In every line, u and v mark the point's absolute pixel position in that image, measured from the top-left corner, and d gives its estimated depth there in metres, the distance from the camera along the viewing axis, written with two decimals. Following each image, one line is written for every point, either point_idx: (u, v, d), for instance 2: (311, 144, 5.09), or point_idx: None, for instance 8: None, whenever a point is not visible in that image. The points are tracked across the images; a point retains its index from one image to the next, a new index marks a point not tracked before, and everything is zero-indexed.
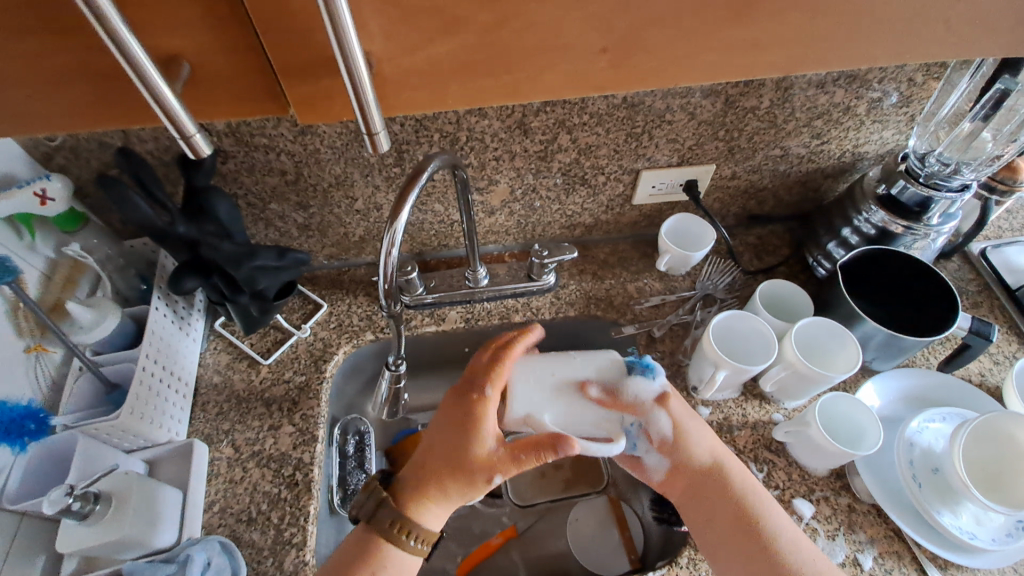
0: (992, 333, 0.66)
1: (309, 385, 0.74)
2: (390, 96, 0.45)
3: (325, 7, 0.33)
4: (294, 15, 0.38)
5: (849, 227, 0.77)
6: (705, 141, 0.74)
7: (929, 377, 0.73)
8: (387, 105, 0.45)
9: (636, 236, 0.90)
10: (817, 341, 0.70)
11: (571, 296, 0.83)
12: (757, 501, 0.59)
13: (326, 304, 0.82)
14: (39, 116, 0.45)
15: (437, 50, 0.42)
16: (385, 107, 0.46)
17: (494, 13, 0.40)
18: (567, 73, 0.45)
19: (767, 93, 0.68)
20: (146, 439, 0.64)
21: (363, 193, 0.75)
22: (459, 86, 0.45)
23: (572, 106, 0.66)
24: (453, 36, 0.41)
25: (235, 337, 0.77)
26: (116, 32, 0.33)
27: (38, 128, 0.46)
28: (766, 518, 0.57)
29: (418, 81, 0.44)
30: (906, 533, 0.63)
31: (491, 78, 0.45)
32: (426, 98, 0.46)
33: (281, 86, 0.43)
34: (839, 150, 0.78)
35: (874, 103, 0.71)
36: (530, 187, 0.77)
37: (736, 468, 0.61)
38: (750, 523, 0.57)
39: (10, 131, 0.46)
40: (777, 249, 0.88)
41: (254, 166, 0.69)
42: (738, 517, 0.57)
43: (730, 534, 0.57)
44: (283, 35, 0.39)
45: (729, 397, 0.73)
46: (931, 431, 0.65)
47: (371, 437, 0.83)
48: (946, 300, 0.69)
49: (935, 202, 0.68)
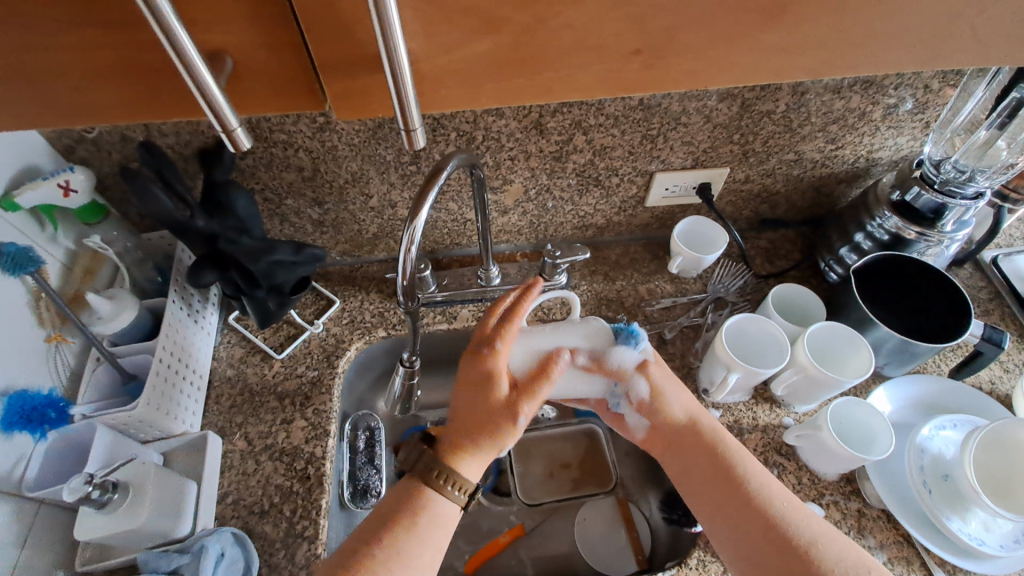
0: (1004, 340, 0.66)
1: (322, 379, 0.75)
2: (422, 94, 0.45)
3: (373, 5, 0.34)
4: (338, 14, 0.38)
5: (862, 232, 0.77)
6: (720, 145, 0.74)
7: (939, 384, 0.73)
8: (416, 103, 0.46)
9: (647, 238, 0.90)
10: (829, 346, 0.70)
11: (582, 296, 0.83)
12: (738, 455, 0.59)
13: (339, 300, 0.83)
14: (60, 106, 0.44)
15: (470, 50, 0.42)
16: (420, 105, 0.46)
17: (530, 13, 0.40)
18: (598, 73, 0.46)
19: (783, 98, 0.68)
20: (162, 431, 0.65)
21: (378, 191, 0.75)
22: (490, 86, 0.46)
23: (588, 107, 0.66)
24: (490, 36, 0.41)
25: (249, 331, 0.78)
26: (168, 28, 0.33)
27: (49, 122, 0.45)
28: (750, 470, 0.58)
29: (451, 79, 0.44)
30: (915, 538, 0.63)
31: (521, 77, 0.45)
32: (458, 96, 0.46)
33: (321, 82, 0.43)
34: (853, 155, 0.78)
35: (890, 109, 0.72)
36: (544, 187, 0.77)
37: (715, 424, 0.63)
38: (730, 479, 0.58)
39: (24, 125, 0.45)
40: (789, 253, 0.88)
41: (275, 160, 0.70)
42: (710, 454, 0.59)
43: (709, 491, 0.58)
44: (325, 29, 0.39)
45: (739, 400, 0.73)
46: (942, 438, 0.65)
47: (381, 433, 0.85)
48: (959, 308, 0.69)
49: (949, 209, 0.69)
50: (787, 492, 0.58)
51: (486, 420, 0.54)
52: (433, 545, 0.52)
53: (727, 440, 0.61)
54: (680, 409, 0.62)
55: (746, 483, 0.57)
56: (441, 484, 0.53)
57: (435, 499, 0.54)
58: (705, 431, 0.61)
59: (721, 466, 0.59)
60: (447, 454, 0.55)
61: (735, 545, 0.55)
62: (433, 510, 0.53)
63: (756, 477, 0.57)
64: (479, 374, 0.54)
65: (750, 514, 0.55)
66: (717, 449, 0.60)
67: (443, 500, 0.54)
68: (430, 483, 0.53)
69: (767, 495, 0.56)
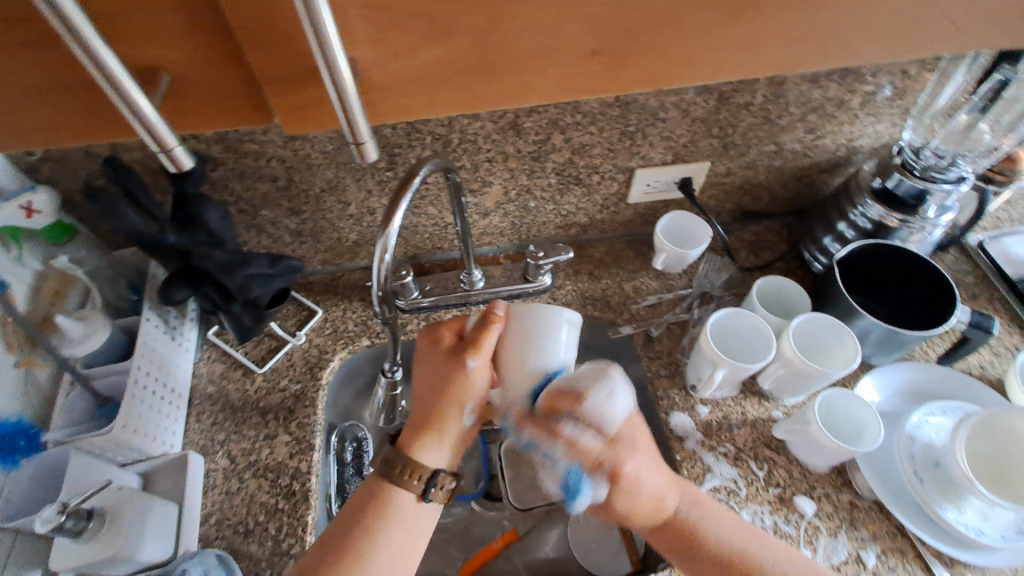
0: (992, 326, 0.66)
1: (305, 393, 0.74)
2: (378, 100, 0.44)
3: (306, 15, 0.32)
4: (272, 22, 0.37)
5: (845, 221, 0.77)
6: (699, 139, 0.73)
7: (930, 370, 0.72)
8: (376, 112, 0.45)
9: (631, 234, 0.89)
10: (813, 338, 0.70)
11: (567, 296, 0.82)
12: (728, 540, 0.55)
13: (321, 310, 0.81)
14: (9, 112, 0.44)
15: (425, 55, 0.41)
16: (374, 115, 0.45)
17: (484, 15, 0.39)
18: (562, 75, 0.45)
19: (761, 89, 0.67)
20: (139, 453, 0.63)
21: (356, 198, 0.74)
22: (448, 92, 0.44)
23: (565, 106, 0.65)
24: (443, 40, 0.40)
25: (229, 346, 0.77)
26: (87, 43, 0.32)
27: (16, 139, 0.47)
28: (742, 551, 0.54)
29: (406, 85, 0.43)
30: (910, 530, 0.63)
31: (481, 80, 0.44)
32: (419, 101, 0.45)
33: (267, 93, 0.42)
34: (833, 145, 0.77)
35: (869, 96, 0.71)
36: (524, 188, 0.76)
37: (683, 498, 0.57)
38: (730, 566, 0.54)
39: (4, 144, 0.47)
40: (773, 244, 0.87)
41: (245, 171, 0.68)
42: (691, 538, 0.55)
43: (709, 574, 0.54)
44: (262, 38, 0.38)
45: (727, 395, 0.72)
46: (932, 425, 0.65)
47: (369, 444, 0.82)
48: (945, 294, 0.68)
49: (931, 194, 0.68)
50: (796, 557, 0.55)
51: (438, 378, 0.57)
52: (391, 548, 0.51)
53: (708, 521, 0.56)
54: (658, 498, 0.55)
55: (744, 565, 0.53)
56: (405, 478, 0.53)
57: (405, 498, 0.53)
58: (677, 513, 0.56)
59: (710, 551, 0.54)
60: (409, 443, 0.55)
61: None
62: (402, 509, 0.53)
63: (749, 550, 0.54)
64: (429, 359, 0.59)
65: None
66: (696, 531, 0.55)
67: (406, 495, 0.53)
68: (395, 480, 0.53)
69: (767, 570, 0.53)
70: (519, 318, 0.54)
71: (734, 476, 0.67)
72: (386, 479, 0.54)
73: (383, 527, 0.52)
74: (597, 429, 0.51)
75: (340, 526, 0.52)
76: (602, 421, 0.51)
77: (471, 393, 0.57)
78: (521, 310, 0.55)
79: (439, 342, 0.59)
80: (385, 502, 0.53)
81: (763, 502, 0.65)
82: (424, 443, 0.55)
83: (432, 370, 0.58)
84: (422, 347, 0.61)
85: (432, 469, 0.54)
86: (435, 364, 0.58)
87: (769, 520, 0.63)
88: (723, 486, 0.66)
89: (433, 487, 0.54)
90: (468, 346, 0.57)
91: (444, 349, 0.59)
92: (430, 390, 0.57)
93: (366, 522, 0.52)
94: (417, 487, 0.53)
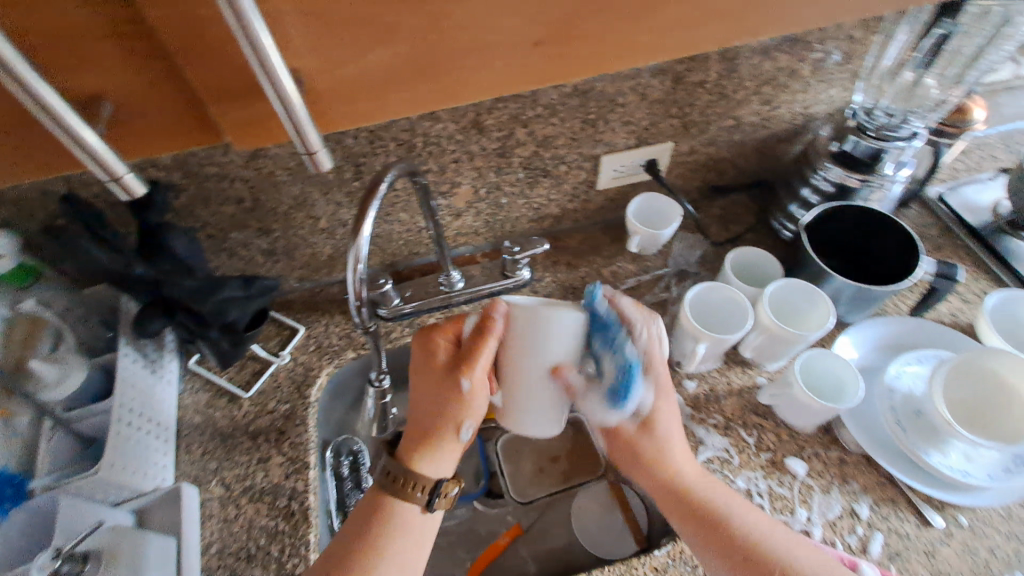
0: (957, 274, 0.67)
1: (295, 412, 0.73)
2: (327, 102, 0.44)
3: (239, 29, 0.32)
4: (206, 42, 0.40)
5: (809, 187, 0.79)
6: (660, 120, 0.74)
7: (901, 323, 0.75)
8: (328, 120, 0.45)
9: (605, 220, 0.90)
10: (787, 303, 0.71)
11: (547, 287, 0.83)
12: (737, 517, 0.56)
13: (303, 327, 0.81)
14: None
15: (370, 59, 0.41)
16: (327, 123, 0.45)
17: (425, 15, 0.39)
18: (509, 68, 0.46)
19: (714, 66, 0.69)
20: (130, 490, 0.62)
21: (326, 211, 0.74)
22: (398, 93, 0.45)
23: (524, 100, 0.66)
24: (386, 43, 0.40)
25: (212, 373, 0.76)
26: (24, 80, 0.33)
27: None
28: (749, 530, 0.55)
29: (355, 91, 0.43)
30: (898, 478, 0.65)
31: (429, 80, 0.44)
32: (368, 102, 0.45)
33: (212, 114, 0.45)
34: (790, 114, 0.79)
35: (819, 63, 0.72)
36: (493, 185, 0.77)
37: (697, 477, 0.60)
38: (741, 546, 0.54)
39: None
40: (742, 217, 0.89)
41: (209, 197, 0.67)
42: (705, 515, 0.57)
43: (721, 552, 0.55)
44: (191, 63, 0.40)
45: (712, 367, 0.74)
46: (909, 375, 0.67)
47: (365, 457, 0.81)
48: (910, 249, 0.69)
49: (887, 153, 0.70)
50: (787, 537, 0.55)
51: (440, 395, 0.58)
52: (400, 556, 0.52)
53: (722, 498, 0.58)
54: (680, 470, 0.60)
55: (753, 544, 0.54)
56: (408, 489, 0.53)
57: (409, 508, 0.54)
58: (693, 488, 0.59)
59: (721, 529, 0.55)
60: (409, 457, 0.56)
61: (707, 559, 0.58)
62: (407, 519, 0.54)
63: (755, 529, 0.55)
64: (426, 374, 0.59)
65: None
66: (711, 507, 0.57)
67: (410, 505, 0.54)
68: (396, 491, 0.54)
69: (777, 554, 0.53)
70: (518, 322, 0.53)
71: (726, 446, 0.68)
72: (384, 492, 0.54)
73: (394, 533, 0.52)
74: (649, 364, 0.61)
75: (345, 541, 0.52)
76: (651, 356, 0.61)
77: (471, 405, 0.58)
78: (519, 310, 0.52)
79: (434, 357, 0.60)
80: (390, 514, 0.53)
81: (756, 468, 0.66)
82: (425, 456, 0.56)
83: (429, 385, 0.59)
84: (416, 362, 0.61)
85: (434, 479, 0.55)
86: (432, 378, 0.59)
87: (763, 485, 0.65)
88: (717, 457, 0.67)
89: (437, 496, 0.55)
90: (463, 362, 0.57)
91: (439, 363, 0.59)
92: (428, 404, 0.58)
93: (372, 536, 0.52)
94: (420, 498, 0.54)
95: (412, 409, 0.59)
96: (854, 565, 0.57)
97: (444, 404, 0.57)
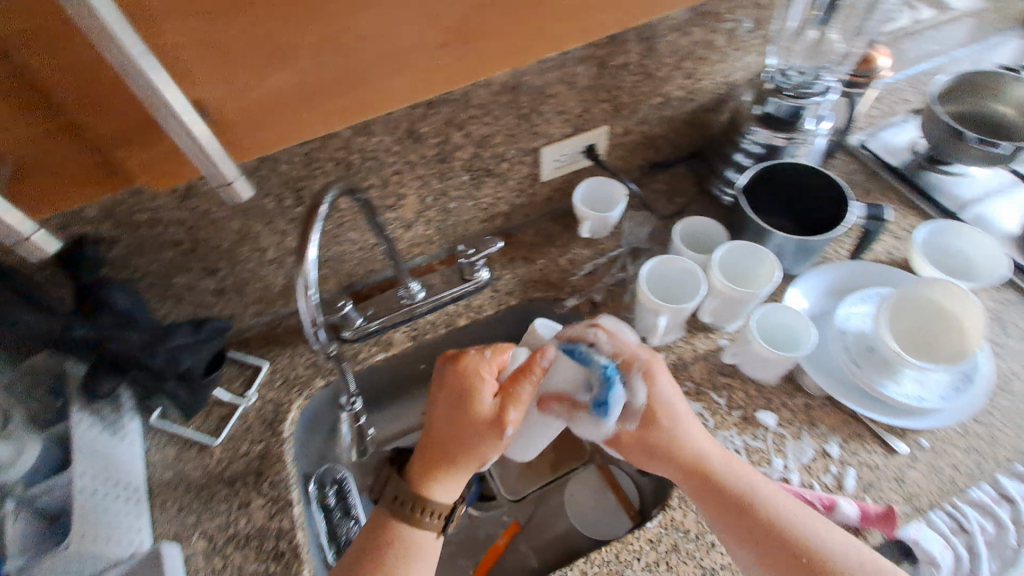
0: (885, 214, 0.72)
1: (270, 452, 0.71)
2: (237, 123, 0.48)
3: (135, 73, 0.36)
4: (99, 90, 0.44)
5: (741, 151, 0.82)
6: (591, 106, 0.76)
7: (843, 268, 0.79)
8: (239, 146, 0.49)
9: (555, 211, 0.91)
10: (735, 265, 0.74)
11: (508, 285, 0.84)
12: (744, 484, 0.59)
13: (266, 363, 0.79)
14: None
15: (273, 83, 0.46)
16: (239, 151, 0.50)
17: (321, 34, 0.45)
18: (409, 68, 0.50)
19: (635, 48, 0.70)
20: (105, 559, 0.59)
21: (271, 242, 0.72)
22: (309, 113, 0.50)
23: (455, 104, 0.65)
24: (288, 63, 0.45)
25: (177, 425, 0.73)
26: None
27: None
28: (756, 494, 0.58)
29: (266, 113, 0.48)
30: (861, 414, 0.68)
31: (339, 96, 0.50)
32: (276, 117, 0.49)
33: (117, 156, 0.49)
34: (713, 84, 0.82)
35: (732, 32, 0.75)
36: (439, 191, 0.77)
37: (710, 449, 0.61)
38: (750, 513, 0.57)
39: None
40: (684, 188, 0.92)
41: (145, 244, 0.64)
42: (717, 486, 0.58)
43: (734, 522, 0.57)
44: (94, 113, 0.46)
45: (677, 338, 0.76)
46: (856, 316, 0.72)
47: (350, 483, 0.81)
48: (839, 196, 0.73)
49: (805, 109, 0.74)
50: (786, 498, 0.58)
51: (467, 432, 0.58)
52: None
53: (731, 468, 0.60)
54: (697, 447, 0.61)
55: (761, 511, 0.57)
56: (420, 517, 0.57)
57: (420, 536, 0.57)
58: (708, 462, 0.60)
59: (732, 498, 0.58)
60: (424, 483, 0.58)
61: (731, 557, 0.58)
62: (422, 545, 0.57)
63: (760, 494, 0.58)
64: (463, 409, 0.59)
65: (771, 542, 0.55)
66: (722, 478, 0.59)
67: (421, 531, 0.57)
68: (405, 516, 0.57)
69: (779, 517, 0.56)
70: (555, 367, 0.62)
71: (700, 410, 0.70)
72: (393, 518, 0.57)
73: (406, 557, 0.56)
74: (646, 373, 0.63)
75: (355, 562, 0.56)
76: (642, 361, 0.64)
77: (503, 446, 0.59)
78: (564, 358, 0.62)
79: (476, 392, 0.59)
80: (402, 539, 0.56)
81: (730, 427, 0.69)
82: (443, 485, 0.58)
83: (462, 418, 0.58)
84: (447, 391, 0.60)
85: (448, 506, 0.58)
86: (465, 412, 0.58)
87: (739, 442, 0.67)
88: None
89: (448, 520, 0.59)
90: (511, 405, 0.59)
91: (474, 397, 0.59)
92: (461, 438, 0.58)
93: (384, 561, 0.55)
94: (433, 525, 0.58)
95: (433, 429, 0.60)
96: (832, 504, 0.61)
97: (477, 440, 0.58)
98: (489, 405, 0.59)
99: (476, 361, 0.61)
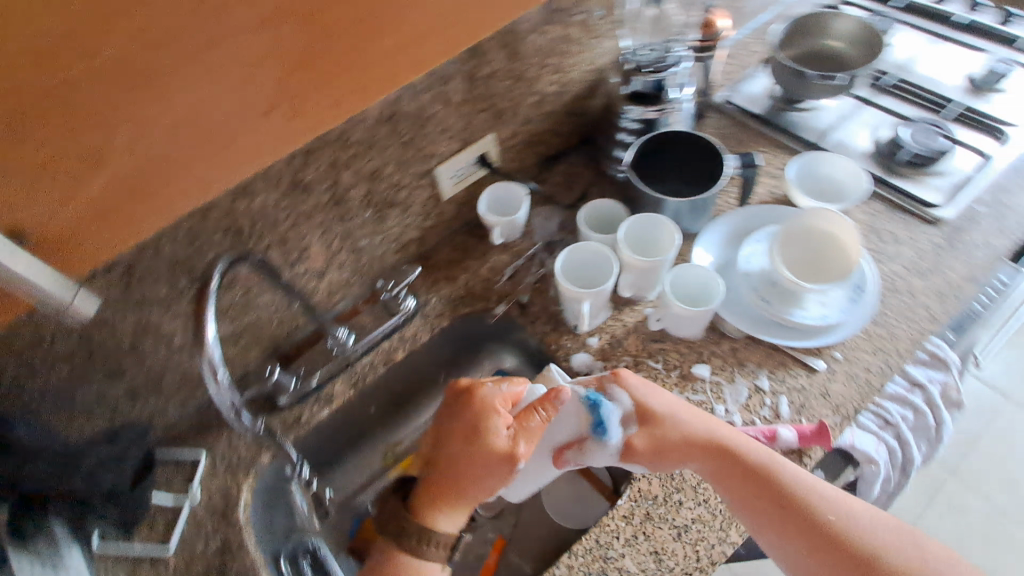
0: (755, 160, 0.79)
1: (229, 543, 0.68)
2: (71, 236, 0.43)
3: None
4: None
5: (621, 130, 0.86)
6: (471, 118, 0.77)
7: (735, 216, 0.85)
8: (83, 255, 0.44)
9: (466, 224, 0.92)
10: (640, 236, 0.78)
11: (436, 307, 0.84)
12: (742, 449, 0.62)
13: (205, 452, 0.74)
14: None
15: (99, 184, 0.42)
16: (85, 261, 0.45)
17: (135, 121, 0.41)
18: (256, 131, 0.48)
19: (498, 56, 0.72)
20: None
21: (176, 328, 0.68)
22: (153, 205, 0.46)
23: (333, 147, 0.64)
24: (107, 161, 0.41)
25: (123, 543, 0.66)
26: None
27: None
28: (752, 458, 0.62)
29: (100, 218, 0.44)
30: (779, 344, 0.74)
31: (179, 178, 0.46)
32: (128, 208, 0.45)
33: None
34: (582, 73, 0.86)
35: (586, 23, 0.78)
36: (342, 234, 0.76)
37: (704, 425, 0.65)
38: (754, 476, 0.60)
39: None
40: (582, 174, 0.96)
41: (32, 367, 0.58)
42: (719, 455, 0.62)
43: (744, 490, 0.60)
44: None
45: (606, 318, 0.79)
46: (754, 256, 0.79)
47: (324, 549, 0.76)
48: (713, 153, 0.79)
49: (665, 81, 0.80)
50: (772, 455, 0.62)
51: (481, 465, 0.61)
52: None
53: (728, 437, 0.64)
54: (692, 429, 0.64)
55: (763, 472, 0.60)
56: (422, 547, 0.59)
57: (419, 565, 0.60)
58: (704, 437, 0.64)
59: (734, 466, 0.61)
60: (431, 515, 0.61)
61: (786, 567, 0.58)
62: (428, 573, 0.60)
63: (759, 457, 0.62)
64: (477, 443, 0.61)
65: (782, 503, 0.58)
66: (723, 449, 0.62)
67: (427, 560, 0.60)
68: (407, 547, 0.60)
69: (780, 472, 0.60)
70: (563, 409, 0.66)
71: None
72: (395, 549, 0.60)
73: None
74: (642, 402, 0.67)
75: None
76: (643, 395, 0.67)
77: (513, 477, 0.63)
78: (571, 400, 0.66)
79: (487, 426, 0.62)
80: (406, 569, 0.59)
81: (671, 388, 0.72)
82: (448, 515, 0.61)
83: (476, 452, 0.61)
84: (459, 426, 0.63)
85: (452, 535, 0.61)
86: (478, 444, 0.61)
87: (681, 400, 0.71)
88: None
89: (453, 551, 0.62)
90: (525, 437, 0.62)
91: (486, 431, 0.62)
92: (473, 470, 0.61)
93: None
94: (440, 556, 0.60)
95: (439, 462, 0.63)
96: (773, 434, 0.66)
97: (483, 471, 0.61)
98: (502, 437, 0.62)
99: (486, 397, 0.65)
